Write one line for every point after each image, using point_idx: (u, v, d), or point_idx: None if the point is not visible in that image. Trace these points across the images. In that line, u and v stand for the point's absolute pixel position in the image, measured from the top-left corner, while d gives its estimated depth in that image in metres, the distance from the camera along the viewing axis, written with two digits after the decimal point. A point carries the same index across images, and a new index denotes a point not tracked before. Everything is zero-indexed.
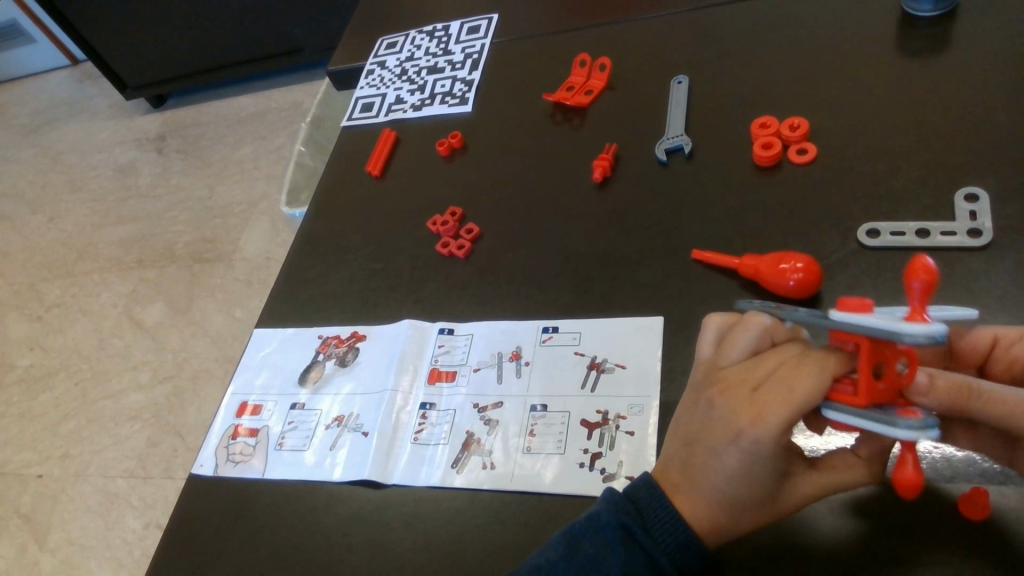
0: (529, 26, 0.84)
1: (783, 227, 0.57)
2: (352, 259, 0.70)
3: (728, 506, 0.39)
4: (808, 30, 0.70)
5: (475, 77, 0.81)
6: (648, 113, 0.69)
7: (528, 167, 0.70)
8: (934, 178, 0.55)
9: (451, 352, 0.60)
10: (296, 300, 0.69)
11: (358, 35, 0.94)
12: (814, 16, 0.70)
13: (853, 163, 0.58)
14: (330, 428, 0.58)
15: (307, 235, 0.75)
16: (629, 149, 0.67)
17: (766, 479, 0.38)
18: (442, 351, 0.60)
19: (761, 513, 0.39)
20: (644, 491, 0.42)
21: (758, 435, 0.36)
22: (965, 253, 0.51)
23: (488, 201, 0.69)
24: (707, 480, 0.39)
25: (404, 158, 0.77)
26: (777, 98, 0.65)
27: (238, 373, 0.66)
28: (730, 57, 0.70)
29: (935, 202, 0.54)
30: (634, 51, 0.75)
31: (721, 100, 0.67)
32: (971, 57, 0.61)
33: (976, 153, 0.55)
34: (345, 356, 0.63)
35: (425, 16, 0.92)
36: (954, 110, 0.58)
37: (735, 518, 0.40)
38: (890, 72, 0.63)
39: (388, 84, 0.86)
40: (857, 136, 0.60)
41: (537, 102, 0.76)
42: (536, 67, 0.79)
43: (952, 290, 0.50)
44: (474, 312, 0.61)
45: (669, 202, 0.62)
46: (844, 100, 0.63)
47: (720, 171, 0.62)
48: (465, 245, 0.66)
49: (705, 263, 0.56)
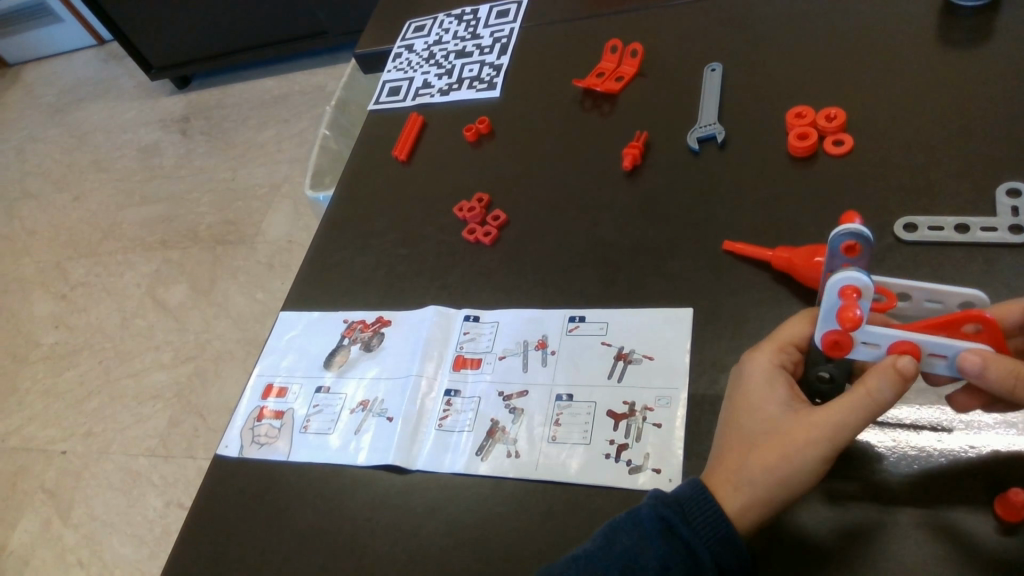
0: (559, 12, 0.83)
1: (817, 218, 0.56)
2: (378, 244, 0.70)
3: (738, 439, 0.43)
4: (846, 18, 0.68)
5: (504, 62, 0.80)
6: (680, 101, 0.68)
7: (556, 154, 0.69)
8: (975, 172, 0.54)
9: (475, 340, 0.59)
10: (322, 284, 0.69)
11: (384, 18, 0.94)
12: (854, 4, 0.69)
13: (890, 155, 0.57)
14: (354, 412, 0.58)
15: (332, 219, 0.74)
16: (660, 138, 0.66)
17: (765, 407, 0.43)
18: (467, 339, 0.59)
19: (762, 446, 0.42)
20: (689, 488, 0.43)
21: (757, 362, 0.45)
22: (1006, 249, 0.49)
23: (514, 187, 0.69)
24: (726, 420, 0.45)
25: (430, 143, 0.77)
26: (813, 87, 0.64)
27: (264, 355, 0.66)
28: (765, 45, 0.69)
29: (976, 197, 0.52)
30: (666, 38, 0.74)
31: (755, 89, 0.66)
32: (1016, 49, 0.60)
33: (1020, 148, 0.54)
34: (371, 342, 0.62)
35: (453, 0, 0.91)
36: (997, 103, 0.57)
37: (745, 457, 0.42)
38: (932, 64, 0.61)
39: (415, 67, 0.85)
40: (895, 128, 0.58)
41: (566, 88, 0.75)
42: (566, 53, 0.78)
43: (993, 286, 0.48)
44: (500, 300, 0.61)
45: (700, 192, 0.61)
46: (882, 91, 0.61)
47: (753, 161, 0.61)
48: (491, 232, 0.65)
49: (736, 255, 0.55)
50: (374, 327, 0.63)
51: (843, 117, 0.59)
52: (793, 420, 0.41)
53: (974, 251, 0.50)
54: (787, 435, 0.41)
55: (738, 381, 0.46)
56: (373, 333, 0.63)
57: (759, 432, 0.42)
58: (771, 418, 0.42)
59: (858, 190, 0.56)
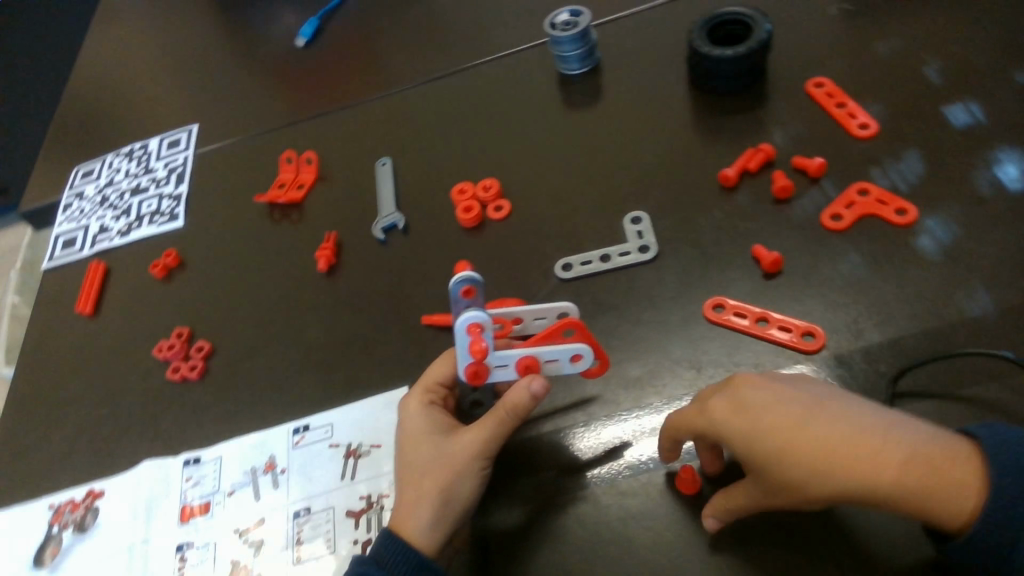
0: (539, 75, 0.91)
1: (799, 245, 0.68)
2: (390, 352, 0.71)
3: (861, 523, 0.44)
4: (815, 62, 0.80)
5: (585, 91, 0.87)
6: (679, 138, 0.79)
7: (546, 216, 0.77)
8: (887, 226, 0.67)
9: (514, 405, 0.56)
10: (313, 394, 0.71)
11: (379, 93, 0.96)
12: (789, 61, 0.81)
13: (826, 210, 0.69)
14: (355, 513, 0.63)
15: (341, 324, 0.75)
16: (655, 258, 0.71)
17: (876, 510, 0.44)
18: (509, 398, 0.56)
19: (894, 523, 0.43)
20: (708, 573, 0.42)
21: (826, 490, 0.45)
22: (918, 300, 0.62)
23: (516, 261, 0.74)
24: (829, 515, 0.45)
25: (430, 225, 0.80)
26: (790, 124, 0.76)
27: (309, 423, 0.69)
28: (724, 106, 0.79)
29: (889, 253, 0.65)
30: (636, 99, 0.84)
31: (714, 146, 0.77)
32: (914, 109, 0.74)
33: (921, 201, 0.67)
34: (423, 396, 0.61)
35: (440, 69, 0.96)
36: (902, 158, 0.70)
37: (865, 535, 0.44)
38: (853, 120, 0.74)
39: (537, 84, 0.90)
40: (826, 180, 0.71)
41: (551, 155, 0.82)
42: (546, 120, 0.86)
43: (913, 328, 0.60)
44: (531, 354, 0.58)
45: (698, 221, 0.72)
46: (815, 146, 0.74)
47: (742, 188, 0.73)
48: (528, 273, 0.73)
49: (718, 304, 0.66)
50: (426, 382, 0.62)
51: (819, 166, 0.70)
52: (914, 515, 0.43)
53: (958, 362, 0.57)
54: (795, 487, 0.46)
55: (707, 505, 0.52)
56: (427, 390, 0.62)
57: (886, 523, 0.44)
58: (801, 469, 0.45)
59: (826, 216, 0.68)
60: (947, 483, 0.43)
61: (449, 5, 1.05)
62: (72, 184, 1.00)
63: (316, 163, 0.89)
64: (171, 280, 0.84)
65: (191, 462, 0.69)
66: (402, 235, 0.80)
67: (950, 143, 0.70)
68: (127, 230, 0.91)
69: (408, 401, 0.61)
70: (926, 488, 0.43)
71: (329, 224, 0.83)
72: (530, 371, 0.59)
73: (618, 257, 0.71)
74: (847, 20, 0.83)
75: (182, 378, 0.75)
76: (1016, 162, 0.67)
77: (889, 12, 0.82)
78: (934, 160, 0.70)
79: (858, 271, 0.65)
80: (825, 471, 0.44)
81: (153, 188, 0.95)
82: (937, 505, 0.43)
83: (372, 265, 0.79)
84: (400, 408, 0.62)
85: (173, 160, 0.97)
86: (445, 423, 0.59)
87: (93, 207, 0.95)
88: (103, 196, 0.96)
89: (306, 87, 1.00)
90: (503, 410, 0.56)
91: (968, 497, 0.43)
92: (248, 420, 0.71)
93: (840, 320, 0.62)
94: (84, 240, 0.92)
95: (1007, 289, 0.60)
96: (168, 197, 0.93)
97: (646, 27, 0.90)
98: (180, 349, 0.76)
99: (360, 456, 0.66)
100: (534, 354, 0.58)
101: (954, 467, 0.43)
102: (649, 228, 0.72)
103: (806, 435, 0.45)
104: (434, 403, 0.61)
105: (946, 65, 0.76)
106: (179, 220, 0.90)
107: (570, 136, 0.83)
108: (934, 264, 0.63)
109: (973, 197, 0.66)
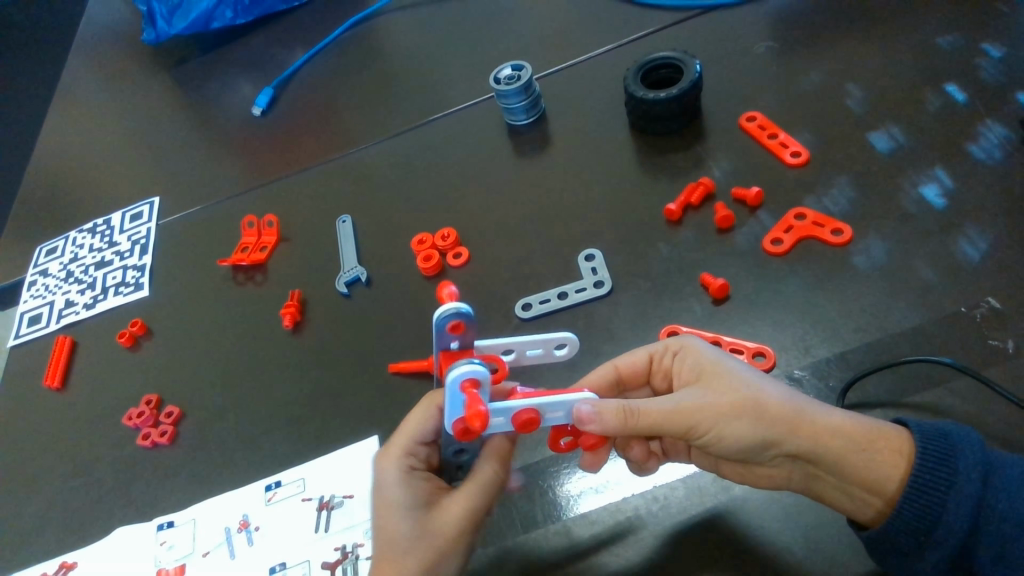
0: (491, 126, 0.95)
1: (743, 270, 0.71)
2: (359, 402, 0.73)
3: (815, 415, 0.51)
4: (745, 100, 0.85)
5: (533, 138, 0.91)
6: (623, 178, 0.83)
7: (502, 260, 0.80)
8: (826, 246, 0.70)
9: (498, 452, 0.58)
10: (285, 450, 0.72)
11: (338, 153, 0.99)
12: (724, 100, 0.86)
13: (768, 235, 0.72)
14: (331, 566, 0.63)
15: (309, 378, 0.76)
16: (609, 292, 0.73)
17: (830, 420, 0.50)
18: (490, 444, 0.58)
19: (845, 430, 0.50)
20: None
21: (783, 391, 0.52)
22: (860, 313, 0.65)
23: (477, 305, 0.76)
24: (789, 410, 0.51)
25: (392, 275, 0.82)
26: (727, 159, 0.80)
27: (281, 479, 0.69)
28: (666, 145, 0.84)
29: (830, 271, 0.68)
30: (583, 144, 0.88)
31: (659, 183, 0.80)
32: (841, 136, 0.78)
33: (854, 221, 0.71)
34: (403, 463, 0.57)
35: (395, 127, 1.00)
36: (835, 183, 0.74)
37: (825, 423, 0.50)
38: (787, 150, 0.78)
39: (488, 135, 0.93)
40: (765, 209, 0.74)
41: (507, 201, 0.85)
42: (499, 168, 0.89)
43: (859, 340, 0.63)
44: (534, 407, 0.50)
45: (648, 255, 0.75)
46: (753, 178, 0.78)
47: (686, 221, 0.76)
48: (488, 315, 0.75)
49: (673, 332, 0.68)
50: (403, 446, 0.58)
51: (756, 195, 0.74)
52: (860, 434, 0.50)
53: (902, 369, 0.60)
54: (744, 402, 0.51)
55: (610, 415, 0.51)
56: (406, 454, 0.58)
57: (836, 432, 0.50)
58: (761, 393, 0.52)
59: (767, 241, 0.72)
60: (883, 443, 0.49)
61: (399, 68, 1.09)
62: (35, 262, 1.01)
63: (276, 225, 0.91)
64: (138, 349, 0.85)
65: (165, 526, 0.69)
66: (366, 288, 0.82)
67: (876, 166, 0.74)
68: (93, 302, 0.92)
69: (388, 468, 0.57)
70: (863, 435, 0.49)
71: (292, 283, 0.85)
72: (530, 426, 0.50)
73: (575, 294, 0.73)
74: (773, 59, 0.88)
75: (152, 444, 0.76)
76: (939, 180, 0.71)
77: (811, 49, 0.88)
78: (863, 183, 0.74)
79: (800, 290, 0.68)
80: (781, 397, 0.51)
81: (117, 259, 0.96)
82: (870, 459, 0.49)
83: (337, 319, 0.80)
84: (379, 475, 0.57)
85: (136, 231, 0.99)
86: (427, 494, 0.57)
87: (59, 282, 0.97)
88: (67, 271, 0.98)
89: (264, 154, 1.03)
90: (493, 459, 0.58)
91: (899, 448, 0.49)
92: (220, 481, 0.71)
93: (789, 339, 0.65)
94: (49, 315, 0.93)
95: (941, 297, 0.63)
96: (132, 267, 0.95)
97: (586, 77, 0.95)
98: (148, 415, 0.77)
99: (333, 507, 0.66)
100: (535, 407, 0.50)
101: (884, 434, 0.50)
102: (602, 265, 0.75)
103: (749, 369, 0.54)
104: (414, 469, 0.58)
105: (866, 94, 0.81)
106: (144, 289, 0.91)
107: (523, 182, 0.87)
108: (871, 279, 0.66)
109: (903, 215, 0.70)
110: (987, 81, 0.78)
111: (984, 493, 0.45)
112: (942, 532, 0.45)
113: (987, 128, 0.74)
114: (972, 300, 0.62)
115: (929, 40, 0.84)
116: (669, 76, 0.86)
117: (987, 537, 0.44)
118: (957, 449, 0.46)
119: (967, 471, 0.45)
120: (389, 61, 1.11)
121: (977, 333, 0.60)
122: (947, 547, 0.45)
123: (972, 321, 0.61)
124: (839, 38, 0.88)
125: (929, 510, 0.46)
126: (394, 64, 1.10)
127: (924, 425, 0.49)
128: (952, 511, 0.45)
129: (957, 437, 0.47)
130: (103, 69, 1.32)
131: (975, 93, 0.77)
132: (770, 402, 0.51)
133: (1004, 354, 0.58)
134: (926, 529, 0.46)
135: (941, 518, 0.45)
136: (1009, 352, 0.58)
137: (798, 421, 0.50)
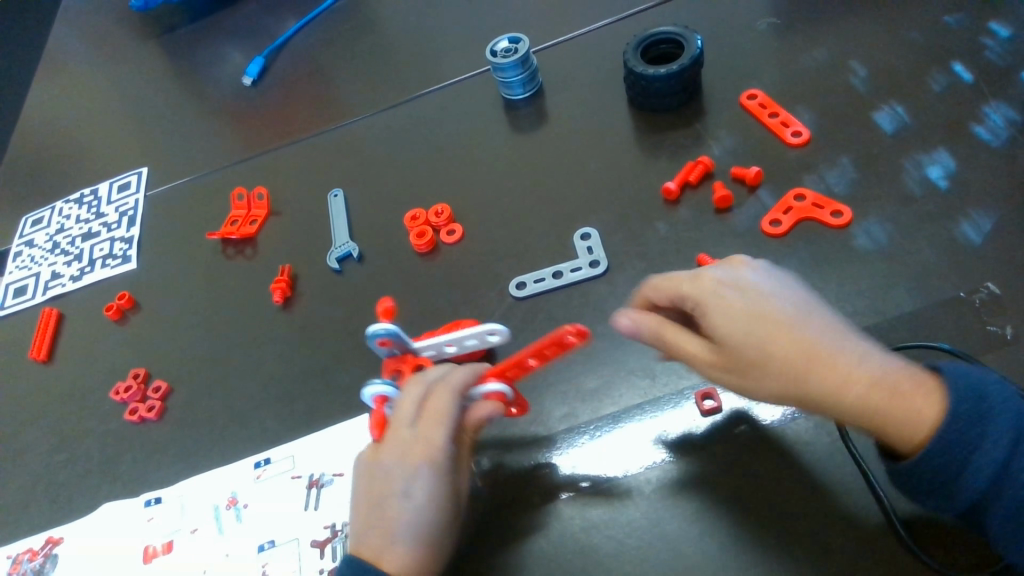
0: (487, 98, 0.93)
1: (742, 251, 0.70)
2: (351, 380, 0.72)
3: (837, 382, 0.48)
4: (746, 78, 0.83)
5: (529, 113, 0.89)
6: (622, 155, 0.81)
7: (498, 236, 0.78)
8: (826, 227, 0.69)
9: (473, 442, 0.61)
10: (272, 428, 0.71)
11: (330, 125, 0.97)
12: (724, 77, 0.84)
13: (767, 216, 0.71)
14: (321, 541, 0.62)
15: (300, 356, 0.75)
16: (605, 270, 0.72)
17: (853, 388, 0.47)
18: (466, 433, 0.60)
19: (871, 395, 0.47)
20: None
21: (802, 359, 0.49)
22: (858, 295, 0.64)
23: (471, 282, 0.75)
24: (813, 384, 0.48)
25: (383, 249, 0.81)
26: (727, 138, 0.79)
27: (270, 456, 0.68)
28: (666, 121, 0.82)
29: (830, 254, 0.67)
30: (581, 119, 0.86)
31: (657, 161, 0.79)
32: (844, 114, 0.77)
33: (853, 203, 0.70)
34: (441, 425, 0.57)
35: (389, 98, 0.98)
36: (835, 163, 0.73)
37: (848, 392, 0.47)
38: (787, 129, 0.77)
39: (485, 108, 0.92)
40: (765, 190, 0.73)
41: (502, 177, 0.84)
42: (496, 143, 0.88)
43: (858, 325, 0.62)
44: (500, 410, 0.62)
45: (645, 234, 0.74)
46: (752, 158, 0.76)
47: (683, 200, 0.75)
48: (482, 293, 0.74)
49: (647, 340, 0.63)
50: (424, 409, 0.58)
51: (756, 175, 0.73)
52: (883, 398, 0.47)
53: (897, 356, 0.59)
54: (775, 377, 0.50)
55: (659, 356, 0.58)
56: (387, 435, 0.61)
57: (863, 399, 0.47)
58: (794, 357, 0.49)
59: (765, 223, 0.70)
60: (914, 397, 0.46)
61: (393, 38, 1.07)
62: (21, 232, 1.00)
63: (267, 198, 0.90)
64: (125, 322, 0.84)
65: (152, 503, 0.69)
66: (357, 264, 0.81)
67: (876, 147, 0.73)
68: (80, 274, 0.90)
69: (435, 435, 0.57)
70: (897, 386, 0.47)
71: (283, 257, 0.84)
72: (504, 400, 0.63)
73: (570, 273, 0.72)
74: (776, 35, 0.86)
75: (140, 419, 0.75)
76: (942, 161, 0.70)
77: (815, 26, 0.86)
78: (863, 165, 0.72)
79: (798, 272, 0.67)
80: (803, 365, 0.49)
81: (104, 231, 0.95)
82: (903, 416, 0.46)
83: (327, 295, 0.79)
84: (400, 438, 0.58)
85: (124, 203, 0.97)
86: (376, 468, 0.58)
87: (45, 253, 0.95)
88: (53, 242, 0.96)
89: (255, 125, 1.01)
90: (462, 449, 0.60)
91: (933, 398, 0.46)
92: (207, 458, 0.71)
93: None
94: (35, 287, 0.91)
95: (941, 281, 0.63)
96: (120, 239, 0.93)
97: (584, 51, 0.93)
98: (136, 390, 0.76)
99: (323, 485, 0.65)
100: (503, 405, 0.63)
101: (923, 383, 0.47)
102: (598, 244, 0.74)
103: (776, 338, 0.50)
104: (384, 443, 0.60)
105: (869, 73, 0.80)
106: (132, 261, 0.90)
107: (518, 157, 0.85)
108: (870, 263, 0.66)
109: (904, 198, 0.69)
110: (993, 62, 0.76)
111: (1011, 459, 0.43)
112: (960, 488, 0.44)
113: (991, 110, 0.72)
114: (972, 285, 0.61)
115: (936, 18, 0.82)
116: (670, 52, 0.84)
117: (1002, 503, 0.43)
118: (987, 414, 0.44)
119: (997, 435, 0.43)
120: (382, 31, 1.08)
121: (976, 318, 0.59)
122: (963, 503, 0.44)
123: (971, 306, 0.60)
124: (843, 15, 0.86)
125: (951, 464, 0.44)
126: (388, 34, 1.08)
127: (958, 376, 0.46)
128: (971, 473, 0.43)
129: (994, 398, 0.44)
130: (92, 35, 1.29)
131: (981, 73, 0.75)
132: (790, 379, 0.49)
133: (1003, 340, 0.58)
134: (945, 485, 0.45)
135: (962, 475, 0.44)
136: (1008, 337, 0.58)
137: (825, 392, 0.48)
